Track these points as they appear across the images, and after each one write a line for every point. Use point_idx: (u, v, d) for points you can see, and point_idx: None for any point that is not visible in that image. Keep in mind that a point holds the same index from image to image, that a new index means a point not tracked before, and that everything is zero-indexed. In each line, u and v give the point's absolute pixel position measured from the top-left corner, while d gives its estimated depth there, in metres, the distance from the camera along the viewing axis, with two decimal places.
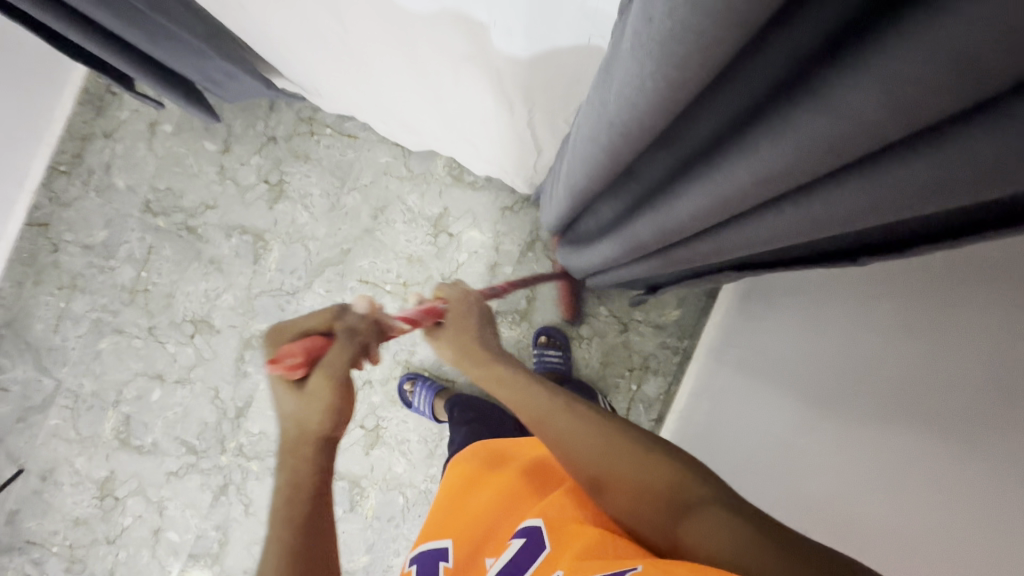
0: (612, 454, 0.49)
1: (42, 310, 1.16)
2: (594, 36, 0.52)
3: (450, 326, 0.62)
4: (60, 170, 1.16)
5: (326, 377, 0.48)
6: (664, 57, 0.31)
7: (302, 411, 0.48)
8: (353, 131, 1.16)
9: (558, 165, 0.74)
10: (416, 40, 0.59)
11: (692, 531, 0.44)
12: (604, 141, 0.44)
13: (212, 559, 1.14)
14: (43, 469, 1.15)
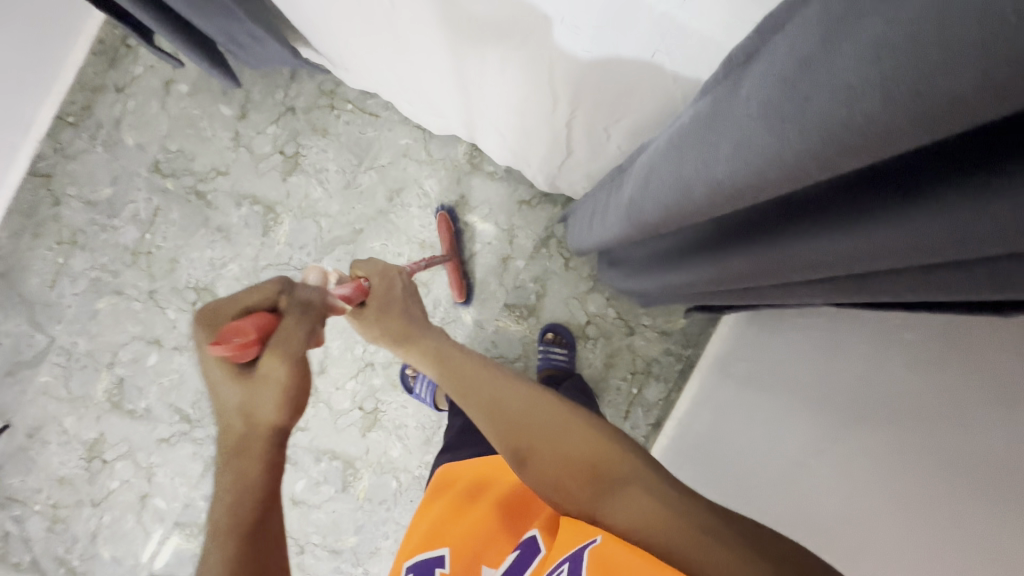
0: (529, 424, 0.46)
1: (40, 265, 1.13)
2: (660, 54, 0.50)
3: (374, 307, 0.60)
4: (68, 122, 1.12)
5: (280, 355, 0.43)
6: (778, 89, 0.30)
7: (248, 402, 0.41)
8: (375, 109, 1.13)
9: (607, 191, 0.73)
10: (471, 22, 0.58)
11: (619, 507, 0.41)
12: (683, 187, 0.43)
13: (198, 529, 1.13)
14: (32, 426, 1.13)
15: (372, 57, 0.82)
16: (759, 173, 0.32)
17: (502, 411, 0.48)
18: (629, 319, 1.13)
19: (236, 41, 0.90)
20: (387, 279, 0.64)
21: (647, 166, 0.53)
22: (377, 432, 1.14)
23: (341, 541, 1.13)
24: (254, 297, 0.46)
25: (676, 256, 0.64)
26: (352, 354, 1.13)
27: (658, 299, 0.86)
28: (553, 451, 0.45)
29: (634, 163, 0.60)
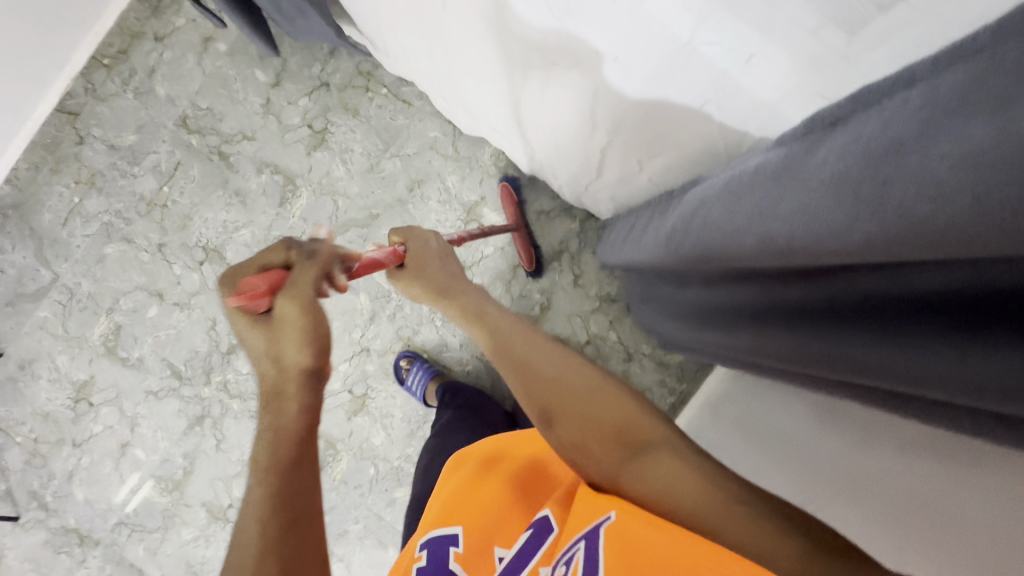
0: (563, 390, 0.51)
1: (55, 200, 1.13)
2: (709, 104, 0.48)
3: (411, 267, 0.66)
4: (103, 64, 1.12)
5: (288, 303, 0.52)
6: (855, 177, 0.30)
7: (278, 346, 0.52)
8: (409, 97, 1.12)
9: (642, 225, 0.73)
10: (522, 43, 0.57)
11: (643, 472, 0.45)
12: (734, 228, 0.44)
13: (173, 484, 1.14)
14: (24, 358, 1.14)
15: (414, 44, 0.81)
16: (823, 240, 0.33)
17: (542, 372, 0.52)
18: (629, 345, 1.14)
19: (281, 12, 0.90)
20: (427, 243, 0.67)
21: (696, 202, 0.53)
22: (363, 417, 1.14)
23: None
24: (271, 257, 0.56)
25: (706, 293, 0.69)
26: (349, 337, 1.13)
27: (671, 323, 0.89)
28: (582, 415, 0.49)
29: (676, 198, 0.60)
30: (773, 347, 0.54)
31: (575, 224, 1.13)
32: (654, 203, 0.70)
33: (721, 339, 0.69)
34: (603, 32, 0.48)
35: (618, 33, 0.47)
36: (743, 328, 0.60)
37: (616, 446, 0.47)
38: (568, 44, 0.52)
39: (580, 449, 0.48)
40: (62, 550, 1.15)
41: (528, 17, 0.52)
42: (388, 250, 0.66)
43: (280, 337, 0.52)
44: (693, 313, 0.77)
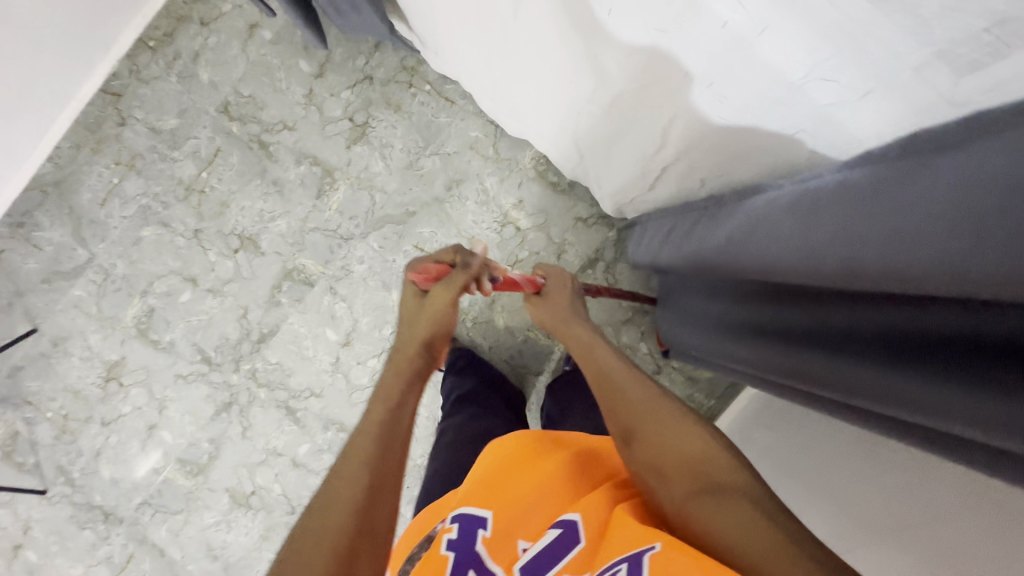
0: (648, 419, 0.57)
1: (94, 180, 1.13)
2: (802, 133, 0.43)
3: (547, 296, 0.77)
4: (148, 46, 1.11)
5: (442, 292, 0.66)
6: (977, 205, 0.26)
7: (416, 317, 0.66)
8: (452, 95, 1.11)
9: (685, 231, 0.71)
10: (602, 53, 0.53)
11: (715, 513, 0.47)
12: (795, 240, 0.42)
13: (197, 468, 1.16)
14: (57, 335, 1.15)
15: (468, 36, 0.77)
16: (929, 272, 0.29)
17: (631, 402, 0.59)
18: (659, 357, 1.13)
19: (335, 5, 0.89)
20: (563, 283, 0.78)
21: (749, 211, 0.51)
22: None
23: None
24: (444, 254, 0.71)
25: (743, 304, 0.68)
26: (379, 333, 1.13)
27: (690, 331, 0.87)
28: (659, 442, 0.54)
29: (724, 208, 0.58)
30: (808, 371, 0.53)
31: (612, 234, 1.12)
32: (700, 209, 0.67)
33: (745, 352, 0.67)
34: (693, 57, 0.42)
35: (710, 62, 0.41)
36: (776, 346, 0.59)
37: (692, 478, 0.51)
38: (651, 60, 0.47)
39: (655, 471, 0.53)
40: (86, 525, 1.17)
41: (612, 26, 0.47)
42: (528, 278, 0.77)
43: (421, 313, 0.66)
44: (717, 322, 0.75)
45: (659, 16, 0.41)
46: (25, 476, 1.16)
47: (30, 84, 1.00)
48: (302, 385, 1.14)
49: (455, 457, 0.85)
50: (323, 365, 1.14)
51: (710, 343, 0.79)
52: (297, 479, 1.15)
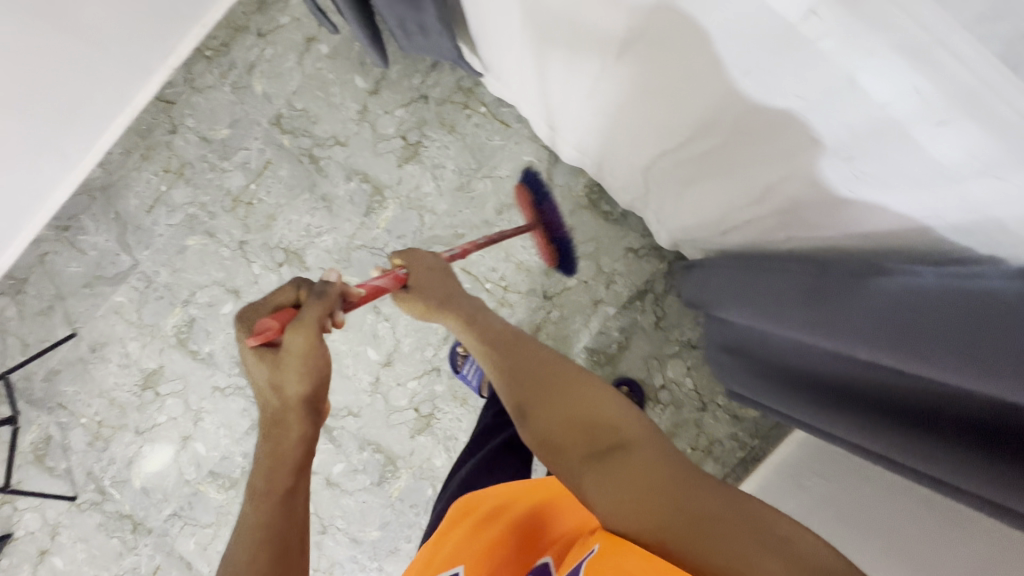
0: (549, 392, 0.56)
1: (141, 186, 1.13)
2: (930, 217, 0.43)
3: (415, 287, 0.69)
4: (205, 56, 1.11)
5: (291, 344, 0.54)
6: None
7: (278, 378, 0.55)
8: (508, 119, 1.10)
9: (762, 287, 0.66)
10: (713, 109, 0.53)
11: (609, 473, 0.46)
12: (967, 343, 0.36)
13: (230, 482, 1.14)
14: (95, 341, 1.14)
15: (552, 67, 0.76)
16: None
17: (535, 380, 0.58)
18: (704, 394, 1.11)
19: (403, 27, 0.87)
20: (422, 264, 0.71)
21: (878, 291, 0.46)
22: (426, 437, 1.13)
23: (363, 533, 1.14)
24: (281, 298, 0.59)
25: (818, 366, 0.63)
26: (420, 355, 1.12)
27: (738, 377, 0.85)
28: (561, 416, 0.53)
29: (832, 282, 0.53)
30: (930, 455, 0.48)
31: (663, 266, 1.10)
32: (787, 269, 0.62)
33: (825, 418, 0.63)
34: (833, 129, 0.42)
35: (856, 134, 0.41)
36: (878, 423, 0.54)
37: (585, 439, 0.51)
38: (777, 122, 0.46)
39: (548, 444, 0.53)
40: (114, 535, 1.15)
41: (745, 86, 0.46)
42: (390, 275, 0.69)
43: (282, 369, 0.55)
44: (784, 379, 0.71)
45: (812, 85, 0.40)
46: (56, 481, 1.15)
47: (79, 105, 1.00)
48: (340, 403, 1.13)
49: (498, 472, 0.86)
50: (362, 385, 1.13)
51: (771, 391, 0.75)
52: (330, 498, 1.13)
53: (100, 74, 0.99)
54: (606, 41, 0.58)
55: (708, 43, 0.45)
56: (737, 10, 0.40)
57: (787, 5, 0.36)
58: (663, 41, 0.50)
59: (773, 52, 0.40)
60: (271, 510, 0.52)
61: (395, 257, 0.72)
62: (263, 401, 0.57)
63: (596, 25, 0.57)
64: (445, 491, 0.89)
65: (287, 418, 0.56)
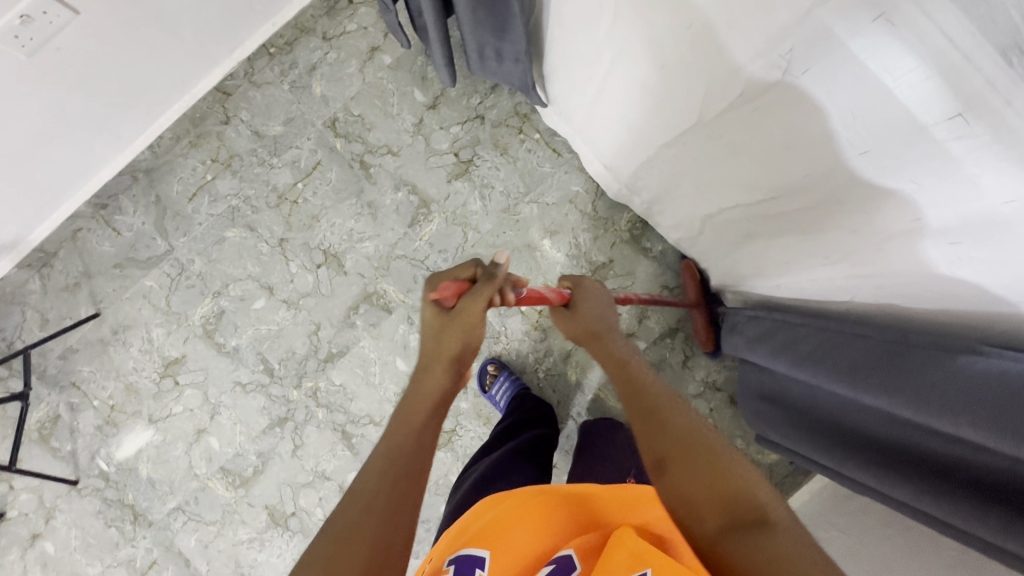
0: (683, 439, 0.50)
1: (186, 173, 1.12)
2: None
3: (575, 307, 0.74)
4: (269, 53, 1.12)
5: (467, 301, 0.65)
6: None
7: (442, 335, 0.65)
8: (560, 148, 1.13)
9: (828, 349, 0.69)
10: (814, 176, 0.56)
11: (751, 555, 0.39)
12: None
13: (239, 481, 1.12)
14: (119, 323, 1.12)
15: (633, 112, 0.79)
16: None
17: (667, 417, 0.52)
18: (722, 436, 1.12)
19: (480, 52, 0.90)
20: (596, 291, 0.75)
21: (972, 371, 0.50)
22: (445, 453, 1.12)
23: None
24: (458, 271, 0.70)
25: (881, 428, 0.65)
26: None
27: (778, 425, 0.87)
28: (699, 477, 0.46)
29: (914, 353, 0.57)
30: (1007, 528, 0.49)
31: None
32: (861, 335, 0.65)
33: (879, 479, 0.65)
34: (942, 215, 0.46)
35: (965, 221, 0.44)
36: (945, 491, 0.56)
37: (724, 511, 0.43)
38: (886, 198, 0.50)
39: (685, 504, 0.46)
40: (112, 524, 1.12)
41: (858, 164, 0.49)
42: (555, 292, 0.77)
43: (448, 329, 0.65)
44: (838, 437, 0.73)
45: (930, 176, 0.44)
46: (58, 463, 1.12)
47: (140, 88, 1.00)
48: (362, 411, 1.12)
49: (501, 462, 0.83)
50: (387, 395, 1.12)
51: (815, 446, 0.77)
52: None
53: (168, 59, 0.99)
54: (709, 100, 0.62)
55: (823, 123, 0.50)
56: (868, 99, 0.44)
57: (926, 106, 0.40)
58: (770, 111, 0.55)
59: (896, 142, 0.44)
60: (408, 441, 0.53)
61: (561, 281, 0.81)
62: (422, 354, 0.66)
63: (705, 84, 0.61)
64: (456, 490, 0.85)
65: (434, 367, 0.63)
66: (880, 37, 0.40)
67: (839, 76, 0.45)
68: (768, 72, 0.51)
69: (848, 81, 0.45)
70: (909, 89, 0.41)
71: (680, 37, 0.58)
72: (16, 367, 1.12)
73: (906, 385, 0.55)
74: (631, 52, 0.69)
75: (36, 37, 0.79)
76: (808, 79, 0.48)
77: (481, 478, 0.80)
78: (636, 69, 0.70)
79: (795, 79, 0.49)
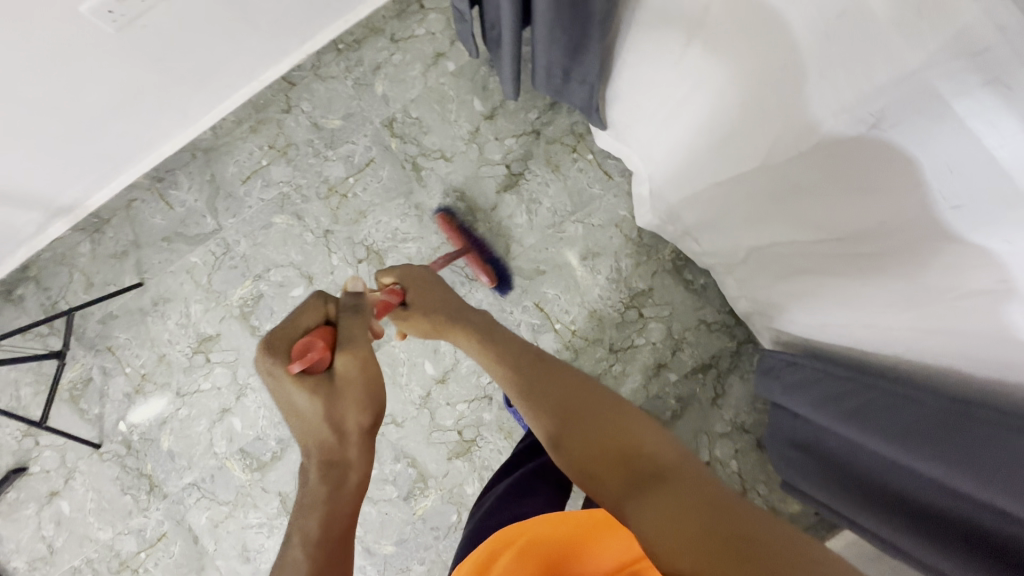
0: (576, 421, 0.58)
1: (243, 157, 1.15)
2: None
3: (416, 304, 0.75)
4: (337, 48, 1.14)
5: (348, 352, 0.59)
6: None
7: (340, 402, 0.58)
8: (611, 171, 1.12)
9: (878, 410, 0.66)
10: (892, 231, 0.55)
11: (637, 500, 0.45)
12: None
13: (257, 465, 1.13)
14: (160, 295, 1.15)
15: (695, 145, 0.79)
16: None
17: (557, 402, 0.61)
18: (746, 479, 1.08)
19: (548, 71, 0.90)
20: (426, 278, 0.79)
21: None
22: (463, 462, 1.12)
23: (377, 545, 1.11)
24: (309, 319, 0.61)
25: (927, 495, 0.62)
26: (476, 380, 1.12)
27: (811, 475, 0.85)
28: (595, 443, 0.55)
29: (971, 422, 0.55)
30: None
31: (731, 346, 1.11)
32: (914, 399, 0.63)
33: (927, 545, 0.62)
34: None
35: None
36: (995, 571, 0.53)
37: (622, 470, 0.51)
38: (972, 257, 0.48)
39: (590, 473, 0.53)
40: (128, 492, 1.13)
41: (948, 219, 0.48)
42: (388, 293, 0.76)
43: (341, 398, 0.58)
44: (878, 496, 0.70)
45: None
46: (84, 425, 1.13)
47: (212, 72, 1.03)
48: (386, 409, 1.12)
49: (526, 479, 0.84)
50: (412, 397, 1.12)
51: (852, 503, 0.75)
52: None
53: (243, 45, 1.02)
54: (779, 146, 0.63)
55: (909, 175, 0.49)
56: (964, 156, 0.44)
57: None
58: (846, 163, 0.55)
59: (994, 200, 0.43)
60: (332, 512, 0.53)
61: (384, 276, 0.80)
62: (316, 438, 0.56)
63: (778, 131, 0.61)
64: (480, 505, 0.85)
65: (348, 454, 0.57)
66: (988, 101, 0.41)
67: (934, 136, 0.46)
68: (851, 128, 0.52)
69: (943, 141, 0.45)
70: (1012, 153, 0.41)
71: (769, 75, 0.59)
72: (57, 327, 1.14)
73: (963, 456, 0.53)
74: (711, 85, 0.69)
75: (127, 14, 0.82)
76: (895, 135, 0.49)
77: (501, 500, 0.80)
78: (711, 102, 0.70)
79: (881, 133, 0.50)
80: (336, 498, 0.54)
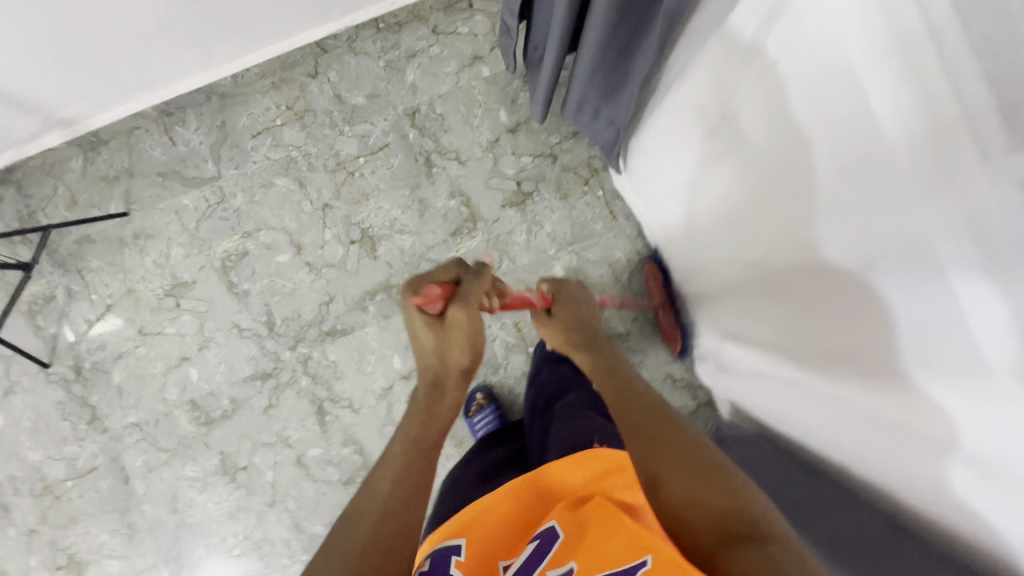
0: (676, 461, 0.50)
1: (258, 111, 1.13)
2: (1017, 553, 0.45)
3: (556, 315, 0.77)
4: (377, 26, 1.13)
5: (460, 307, 0.64)
6: None
7: (447, 344, 0.66)
8: (617, 211, 1.13)
9: (820, 513, 0.70)
10: (859, 360, 0.57)
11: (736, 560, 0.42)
12: None
13: (205, 420, 1.11)
14: (142, 229, 1.12)
15: (702, 221, 0.81)
16: None
17: (658, 438, 0.53)
18: None
19: (577, 105, 0.90)
20: (572, 295, 0.79)
21: None
22: None
23: (306, 523, 1.11)
24: (440, 274, 0.69)
25: None
26: None
27: None
28: (700, 499, 0.47)
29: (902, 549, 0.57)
30: None
31: (691, 406, 1.13)
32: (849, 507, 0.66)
33: None
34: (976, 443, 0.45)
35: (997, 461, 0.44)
36: None
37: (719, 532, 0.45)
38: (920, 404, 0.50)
39: (680, 523, 0.47)
40: (67, 418, 1.11)
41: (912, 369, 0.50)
42: (536, 294, 0.78)
43: (447, 339, 0.65)
44: None
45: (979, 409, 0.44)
46: (38, 342, 1.11)
47: (244, 22, 1.01)
48: (345, 393, 1.12)
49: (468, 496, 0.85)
50: (374, 386, 1.12)
51: None
52: (292, 476, 1.11)
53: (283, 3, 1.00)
54: (780, 250, 0.65)
55: (886, 317, 0.51)
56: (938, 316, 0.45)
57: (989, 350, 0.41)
58: (836, 285, 0.57)
59: (957, 367, 0.45)
60: (421, 447, 0.59)
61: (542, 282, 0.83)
62: (426, 363, 0.67)
63: (780, 236, 0.64)
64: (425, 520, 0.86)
65: (446, 382, 0.66)
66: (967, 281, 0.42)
67: (919, 292, 0.47)
68: (849, 257, 0.54)
69: (925, 301, 0.46)
70: (985, 331, 0.41)
71: (788, 182, 0.60)
72: (30, 239, 1.11)
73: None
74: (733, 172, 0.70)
75: None
76: (883, 278, 0.50)
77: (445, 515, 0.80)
78: (728, 187, 0.72)
79: (873, 273, 0.52)
80: (433, 412, 0.63)
